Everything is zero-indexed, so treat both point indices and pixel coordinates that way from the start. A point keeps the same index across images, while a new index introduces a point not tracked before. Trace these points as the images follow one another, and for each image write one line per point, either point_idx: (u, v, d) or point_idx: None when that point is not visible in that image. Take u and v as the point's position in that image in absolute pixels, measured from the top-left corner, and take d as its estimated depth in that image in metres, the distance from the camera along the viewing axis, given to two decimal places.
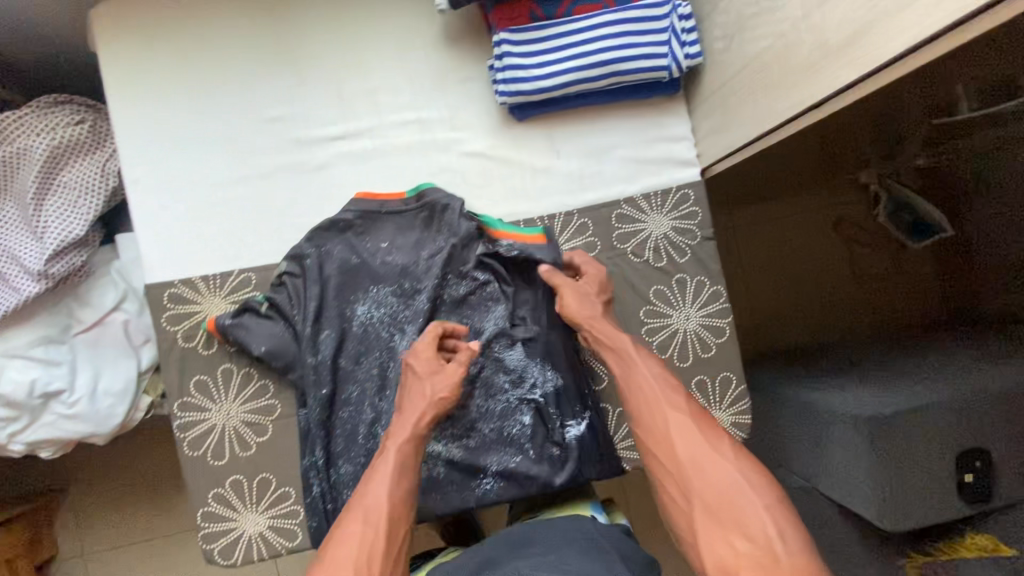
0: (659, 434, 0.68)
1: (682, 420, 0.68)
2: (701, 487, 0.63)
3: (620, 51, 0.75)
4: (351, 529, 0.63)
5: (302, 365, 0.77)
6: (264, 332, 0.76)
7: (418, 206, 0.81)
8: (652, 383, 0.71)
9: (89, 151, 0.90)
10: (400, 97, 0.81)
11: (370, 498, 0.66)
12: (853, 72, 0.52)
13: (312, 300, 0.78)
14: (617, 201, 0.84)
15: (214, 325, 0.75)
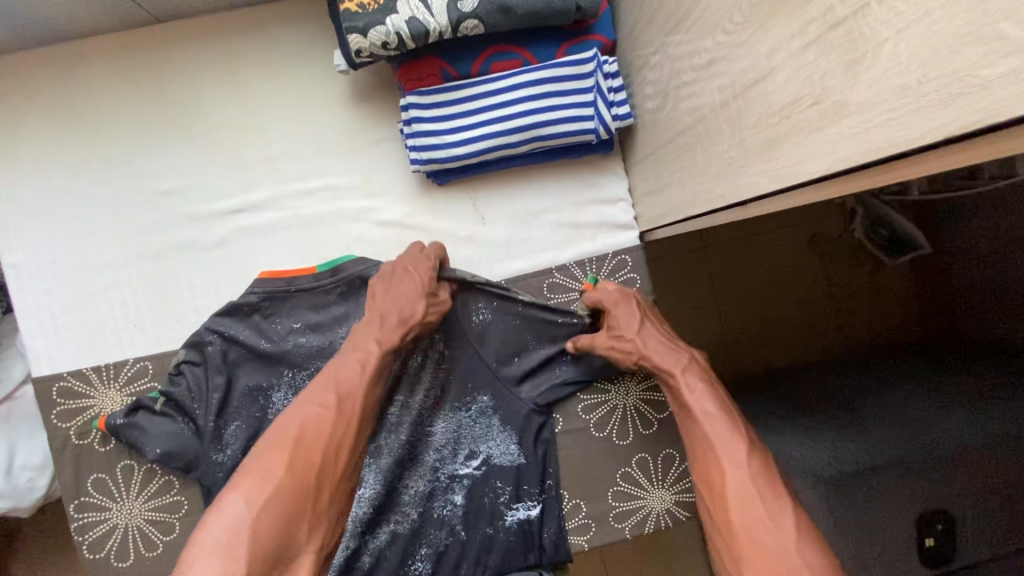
0: (712, 476, 0.59)
1: (740, 474, 0.57)
2: (748, 551, 0.54)
3: (540, 115, 0.68)
4: (324, 416, 0.59)
5: (208, 463, 0.70)
6: (157, 428, 0.69)
7: (333, 281, 0.72)
8: (715, 422, 0.61)
9: None
10: (306, 163, 0.74)
11: (348, 395, 0.61)
12: (774, 181, 0.44)
13: (217, 390, 0.70)
14: (549, 269, 0.77)
15: (105, 425, 0.69)
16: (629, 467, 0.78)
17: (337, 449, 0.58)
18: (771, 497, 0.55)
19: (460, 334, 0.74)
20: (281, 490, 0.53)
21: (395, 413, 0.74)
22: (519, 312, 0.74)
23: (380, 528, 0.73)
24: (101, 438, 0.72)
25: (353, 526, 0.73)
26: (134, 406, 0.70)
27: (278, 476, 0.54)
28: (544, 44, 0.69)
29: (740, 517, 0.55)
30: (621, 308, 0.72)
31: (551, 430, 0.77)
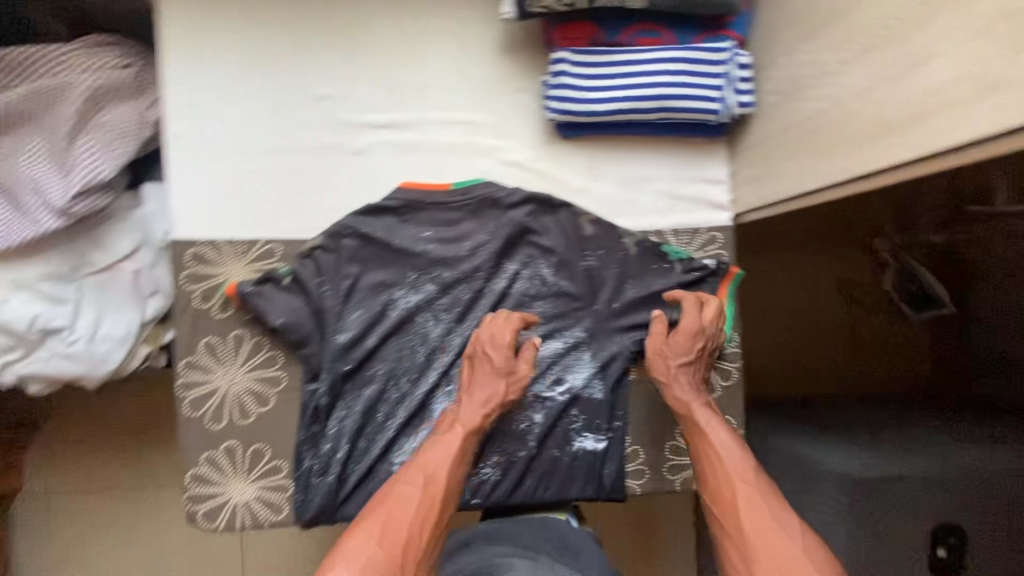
0: (727, 498, 0.68)
1: (751, 492, 0.68)
2: (763, 558, 0.63)
3: (674, 88, 0.76)
4: (430, 483, 0.70)
5: (324, 342, 0.77)
6: (281, 301, 0.76)
7: (463, 200, 0.81)
8: (730, 449, 0.72)
9: (130, 96, 0.89)
10: (451, 95, 0.82)
11: (437, 472, 0.71)
12: (911, 153, 0.53)
13: (348, 278, 0.79)
14: (647, 232, 0.84)
15: (235, 291, 0.75)
16: (688, 425, 0.85)
17: (436, 508, 0.68)
18: (782, 511, 0.66)
19: (568, 274, 0.83)
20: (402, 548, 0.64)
21: None
22: (622, 257, 0.83)
23: None
24: (221, 304, 0.77)
25: (439, 421, 0.80)
26: (267, 277, 0.76)
27: (395, 534, 0.65)
28: (685, 31, 0.78)
29: (753, 529, 0.65)
30: (669, 342, 0.78)
31: (626, 378, 0.83)
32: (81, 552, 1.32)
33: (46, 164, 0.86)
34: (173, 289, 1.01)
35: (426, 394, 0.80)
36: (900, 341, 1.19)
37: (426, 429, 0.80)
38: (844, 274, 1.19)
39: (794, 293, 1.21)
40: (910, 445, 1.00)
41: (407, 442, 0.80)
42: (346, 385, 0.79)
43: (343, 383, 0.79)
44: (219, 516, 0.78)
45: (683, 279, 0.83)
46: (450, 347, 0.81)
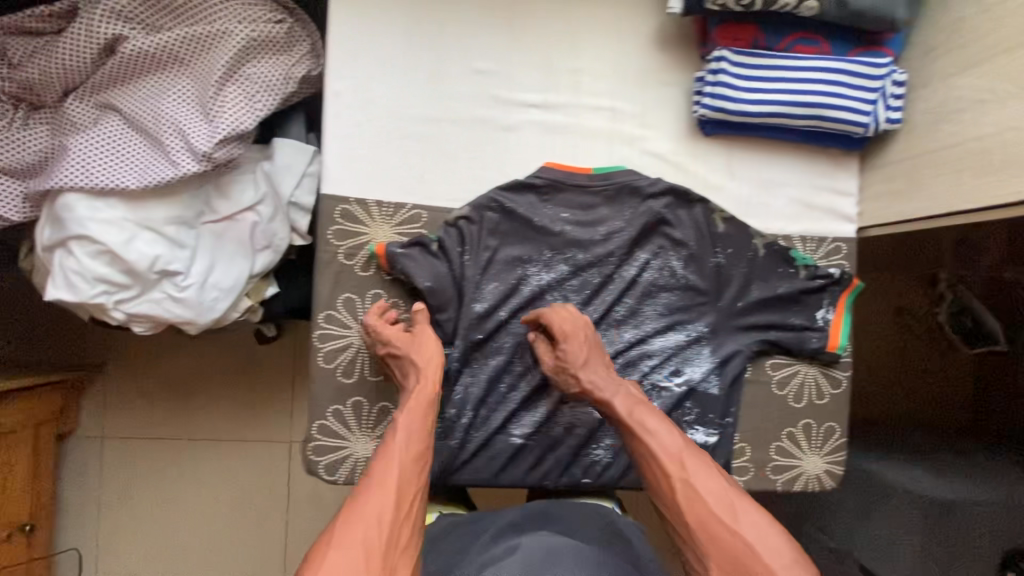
0: (666, 494, 0.64)
1: (691, 482, 0.64)
2: (717, 555, 0.60)
3: (829, 97, 0.78)
4: (387, 472, 0.63)
5: (463, 308, 0.80)
6: (423, 265, 0.78)
7: (604, 185, 0.82)
8: (652, 436, 0.68)
9: (278, 50, 0.89)
10: (603, 82, 0.83)
11: (390, 456, 0.65)
12: None
13: (487, 250, 0.81)
14: (775, 236, 0.87)
15: (384, 251, 0.77)
16: (795, 427, 0.87)
17: (404, 492, 0.63)
18: (729, 489, 0.64)
19: (697, 268, 0.84)
20: (373, 542, 0.57)
21: (620, 312, 0.84)
22: (750, 257, 0.85)
23: (580, 409, 0.83)
24: (365, 262, 0.79)
25: (559, 398, 0.83)
26: (416, 240, 0.78)
27: (358, 532, 0.58)
28: (842, 42, 0.79)
29: (702, 529, 0.61)
30: (572, 341, 0.76)
31: (741, 375, 0.86)
32: (175, 473, 1.53)
33: (191, 109, 0.87)
34: (283, 246, 1.01)
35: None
36: (956, 369, 1.34)
37: (547, 404, 0.83)
38: (907, 303, 1.34)
39: (870, 326, 1.35)
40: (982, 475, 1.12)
41: (526, 415, 0.82)
42: (476, 353, 0.81)
43: (473, 350, 0.81)
44: (338, 470, 0.79)
45: (806, 284, 0.85)
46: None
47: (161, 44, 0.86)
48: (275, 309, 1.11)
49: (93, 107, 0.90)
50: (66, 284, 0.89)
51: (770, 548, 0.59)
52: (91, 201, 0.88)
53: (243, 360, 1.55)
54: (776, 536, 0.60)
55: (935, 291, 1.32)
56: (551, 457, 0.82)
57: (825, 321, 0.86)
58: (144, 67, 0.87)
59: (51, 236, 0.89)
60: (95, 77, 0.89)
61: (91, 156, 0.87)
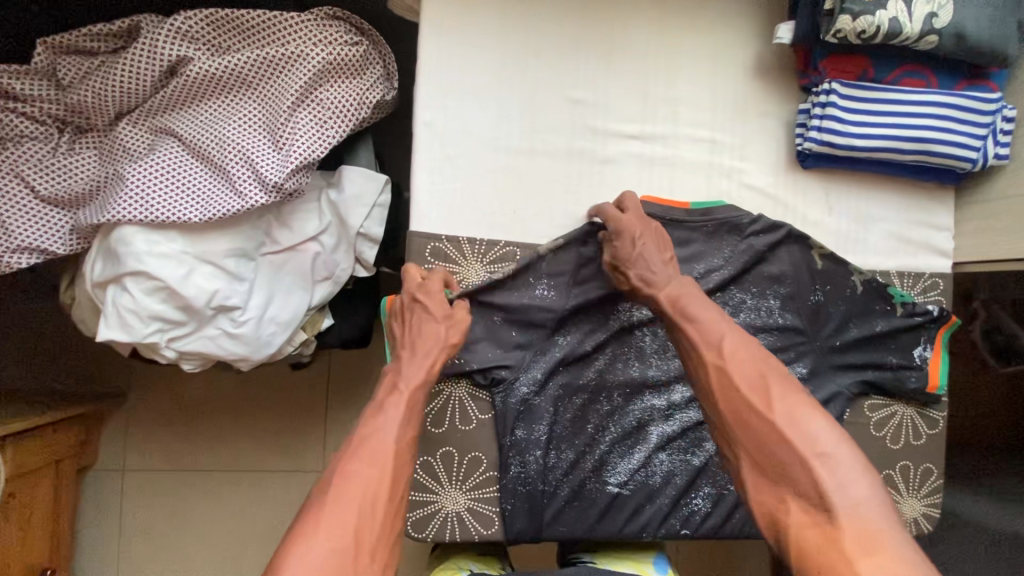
0: (704, 382, 0.62)
1: (721, 368, 0.61)
2: (749, 442, 0.57)
3: (939, 133, 0.76)
4: (377, 450, 0.60)
5: (547, 342, 0.76)
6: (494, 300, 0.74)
7: (701, 220, 0.77)
8: (697, 326, 0.64)
9: (352, 73, 0.84)
10: (701, 113, 0.80)
11: (383, 435, 0.61)
12: None
13: (580, 287, 0.76)
14: (874, 272, 0.83)
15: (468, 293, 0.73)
16: (893, 470, 0.83)
17: (396, 475, 0.60)
18: (766, 371, 0.60)
19: (795, 305, 0.80)
20: (361, 524, 0.55)
21: None
22: (849, 295, 0.80)
23: (676, 457, 0.79)
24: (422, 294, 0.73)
25: (654, 443, 0.78)
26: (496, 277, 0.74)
27: (346, 514, 0.55)
28: (951, 76, 0.77)
29: (736, 417, 0.59)
30: (622, 237, 0.71)
31: (841, 418, 0.82)
32: (199, 506, 1.45)
33: (261, 136, 0.81)
34: (345, 277, 0.95)
35: (643, 411, 0.78)
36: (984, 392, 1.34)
37: (642, 451, 0.78)
38: None
39: None
40: None
41: (622, 465, 0.77)
42: (562, 392, 0.76)
43: (560, 394, 0.76)
44: (427, 527, 0.74)
45: (906, 323, 0.81)
46: (669, 369, 0.78)
47: (228, 67, 0.80)
48: (328, 342, 1.04)
49: (149, 131, 0.83)
50: (119, 323, 0.83)
51: (805, 434, 0.55)
52: (149, 234, 0.82)
53: (272, 388, 1.46)
54: (815, 422, 0.56)
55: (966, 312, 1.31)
56: (650, 508, 0.77)
57: (923, 359, 0.82)
58: (207, 91, 0.82)
59: (104, 271, 0.82)
60: (154, 101, 0.82)
61: (150, 186, 0.80)
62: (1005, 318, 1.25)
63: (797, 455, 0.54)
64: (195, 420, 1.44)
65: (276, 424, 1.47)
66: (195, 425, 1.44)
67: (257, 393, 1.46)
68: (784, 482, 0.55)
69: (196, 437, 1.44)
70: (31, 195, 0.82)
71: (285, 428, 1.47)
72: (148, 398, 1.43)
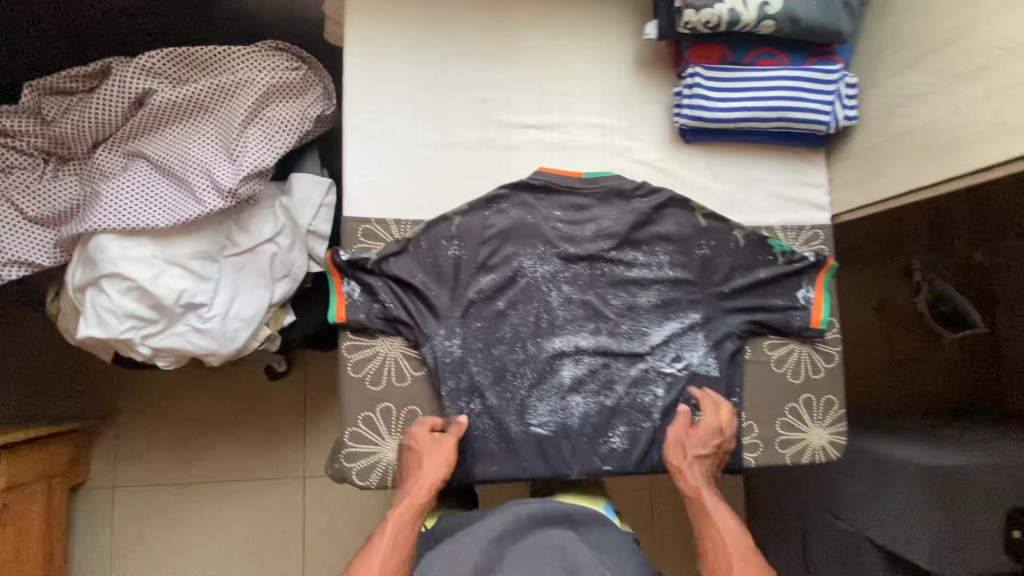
0: (721, 567, 0.71)
1: (740, 562, 0.70)
2: None
3: (791, 101, 0.89)
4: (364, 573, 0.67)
5: (459, 298, 0.87)
6: (409, 262, 0.86)
7: (593, 188, 0.91)
8: (730, 525, 0.75)
9: (293, 93, 0.98)
10: (592, 102, 0.93)
11: (373, 561, 0.68)
12: None
13: (486, 246, 0.88)
14: (758, 227, 0.95)
15: (381, 256, 0.85)
16: (796, 401, 0.92)
17: None
18: None
19: (684, 261, 0.92)
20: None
21: (617, 305, 0.91)
22: (732, 248, 0.92)
23: (590, 398, 0.89)
24: (347, 259, 0.83)
25: (569, 384, 0.89)
26: (411, 240, 0.86)
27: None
28: (799, 54, 0.90)
29: None
30: (695, 433, 0.86)
31: (740, 356, 0.92)
32: (188, 517, 1.52)
33: (217, 150, 0.94)
34: (301, 273, 1.07)
35: (554, 355, 0.89)
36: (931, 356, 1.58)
37: (556, 392, 0.88)
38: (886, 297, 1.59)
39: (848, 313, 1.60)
40: (979, 447, 1.17)
41: (543, 409, 0.88)
42: (480, 344, 0.87)
43: (479, 346, 0.87)
44: (370, 476, 0.84)
45: (787, 268, 0.93)
46: (571, 314, 0.90)
47: (186, 95, 0.94)
48: (294, 336, 1.15)
49: (121, 155, 0.96)
50: (99, 322, 0.94)
51: None
52: (122, 241, 0.93)
53: (253, 399, 1.55)
54: None
55: (912, 285, 1.58)
56: (569, 444, 0.87)
57: (807, 300, 0.93)
58: (170, 117, 0.95)
59: (83, 277, 0.94)
60: (125, 128, 0.96)
61: (122, 200, 0.93)
62: (946, 286, 1.52)
63: None
64: (182, 435, 1.52)
65: (259, 433, 1.55)
66: (182, 438, 1.52)
67: (238, 405, 1.54)
68: None
69: (183, 450, 1.53)
70: (20, 216, 0.95)
71: (267, 436, 1.55)
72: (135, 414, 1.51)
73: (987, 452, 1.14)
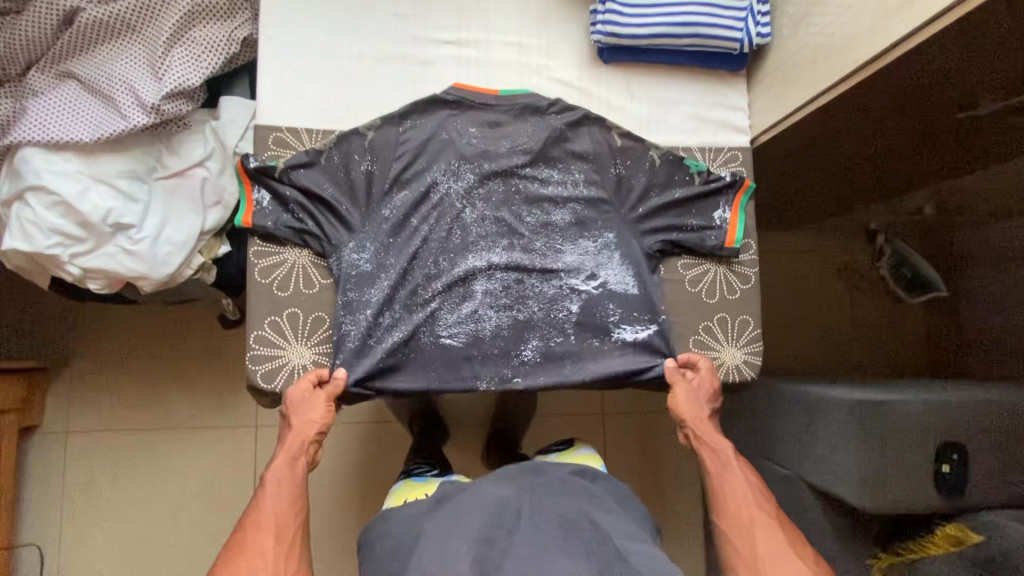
0: (742, 517, 0.75)
1: (764, 513, 0.75)
2: None
3: (704, 16, 0.89)
4: (258, 523, 0.71)
5: (370, 215, 0.87)
6: (319, 174, 0.86)
7: (508, 106, 0.91)
8: (749, 479, 0.79)
9: (220, 16, 1.00)
10: (509, 21, 0.94)
11: (262, 508, 0.72)
12: (920, 19, 0.69)
13: (399, 161, 0.88)
14: (676, 147, 0.95)
15: (289, 164, 0.85)
16: (710, 321, 0.92)
17: (283, 533, 0.70)
18: (792, 536, 0.73)
19: (598, 179, 0.92)
20: (256, 574, 0.66)
21: (531, 221, 0.91)
22: (647, 166, 0.92)
23: (502, 313, 0.88)
24: (255, 165, 0.83)
25: (480, 297, 0.88)
26: (321, 152, 0.86)
27: (239, 573, 0.66)
28: None
29: (768, 557, 0.70)
30: (710, 389, 0.87)
31: (655, 275, 0.92)
32: (137, 465, 1.52)
33: (143, 68, 0.97)
34: (233, 201, 1.08)
35: (467, 270, 0.88)
36: (896, 323, 1.47)
37: (465, 304, 0.87)
38: (847, 259, 1.48)
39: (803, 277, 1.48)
40: (917, 386, 1.15)
41: (453, 322, 0.87)
42: (390, 256, 0.87)
43: (390, 261, 0.87)
44: (276, 378, 0.84)
45: (703, 188, 0.92)
46: (485, 231, 0.89)
47: (112, 13, 0.96)
48: (228, 269, 1.16)
49: (52, 76, 0.99)
50: (24, 236, 0.94)
51: None
52: (48, 156, 0.95)
53: (204, 347, 1.56)
54: None
55: (874, 247, 1.47)
56: (479, 355, 0.87)
57: (723, 220, 0.92)
58: (99, 36, 0.98)
59: (10, 190, 0.95)
60: (54, 48, 0.98)
61: (49, 115, 0.95)
62: (909, 249, 1.42)
63: None
64: (135, 381, 1.53)
65: (210, 381, 1.55)
66: (135, 385, 1.53)
67: (189, 352, 1.55)
68: None
69: (134, 396, 1.53)
70: None
71: (218, 384, 1.56)
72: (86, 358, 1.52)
73: (923, 389, 1.12)
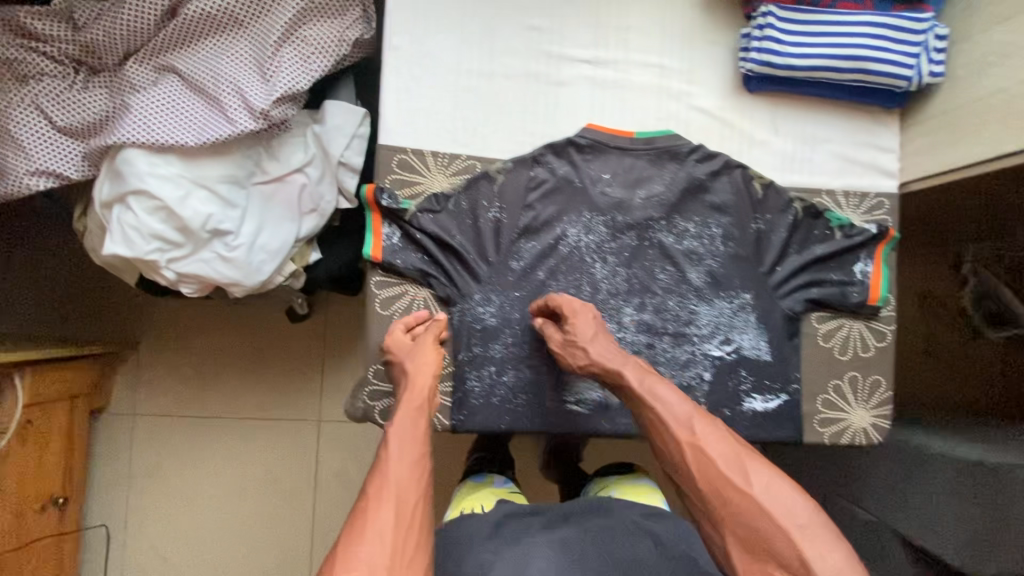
0: (675, 459, 0.64)
1: (689, 444, 0.62)
2: (739, 524, 0.58)
3: (873, 51, 0.80)
4: (380, 486, 0.61)
5: (498, 266, 0.82)
6: (448, 220, 0.81)
7: (645, 148, 0.84)
8: (676, 407, 0.66)
9: (332, 14, 0.93)
10: (651, 39, 0.86)
11: (387, 471, 0.62)
12: None
13: (529, 210, 0.83)
14: (819, 191, 0.88)
15: (419, 206, 0.81)
16: (841, 380, 0.87)
17: (406, 497, 0.60)
18: (738, 448, 0.62)
19: (738, 235, 0.85)
20: (380, 544, 0.56)
21: (662, 277, 0.85)
22: (790, 223, 0.86)
23: None
24: (388, 203, 0.79)
25: None
26: (450, 197, 0.82)
27: (362, 543, 0.56)
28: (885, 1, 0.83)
29: (714, 494, 0.60)
30: (581, 327, 0.75)
31: (795, 340, 0.86)
32: (198, 451, 1.52)
33: (251, 67, 0.91)
34: (330, 208, 1.03)
35: None
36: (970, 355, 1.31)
37: None
38: (928, 286, 1.32)
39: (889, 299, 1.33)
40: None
41: (581, 386, 0.83)
42: (517, 313, 0.82)
43: (516, 317, 0.82)
44: None
45: (845, 244, 0.86)
46: (616, 288, 0.84)
47: (222, 6, 0.90)
48: (317, 275, 1.11)
49: (151, 69, 0.92)
50: (124, 240, 0.91)
51: (783, 509, 0.57)
52: (150, 157, 0.90)
53: (270, 337, 1.54)
54: (790, 498, 0.58)
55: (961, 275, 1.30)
56: (608, 422, 0.82)
57: (864, 275, 0.86)
58: (204, 30, 0.91)
59: (111, 192, 0.91)
60: (157, 39, 0.92)
61: (153, 114, 0.90)
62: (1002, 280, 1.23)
63: (784, 536, 0.56)
64: (200, 367, 1.52)
65: (274, 373, 1.54)
66: (200, 371, 1.52)
67: (256, 342, 1.54)
68: (770, 557, 0.57)
69: (200, 383, 1.52)
70: (49, 126, 0.91)
71: (282, 375, 1.54)
72: (154, 343, 1.51)
73: None
